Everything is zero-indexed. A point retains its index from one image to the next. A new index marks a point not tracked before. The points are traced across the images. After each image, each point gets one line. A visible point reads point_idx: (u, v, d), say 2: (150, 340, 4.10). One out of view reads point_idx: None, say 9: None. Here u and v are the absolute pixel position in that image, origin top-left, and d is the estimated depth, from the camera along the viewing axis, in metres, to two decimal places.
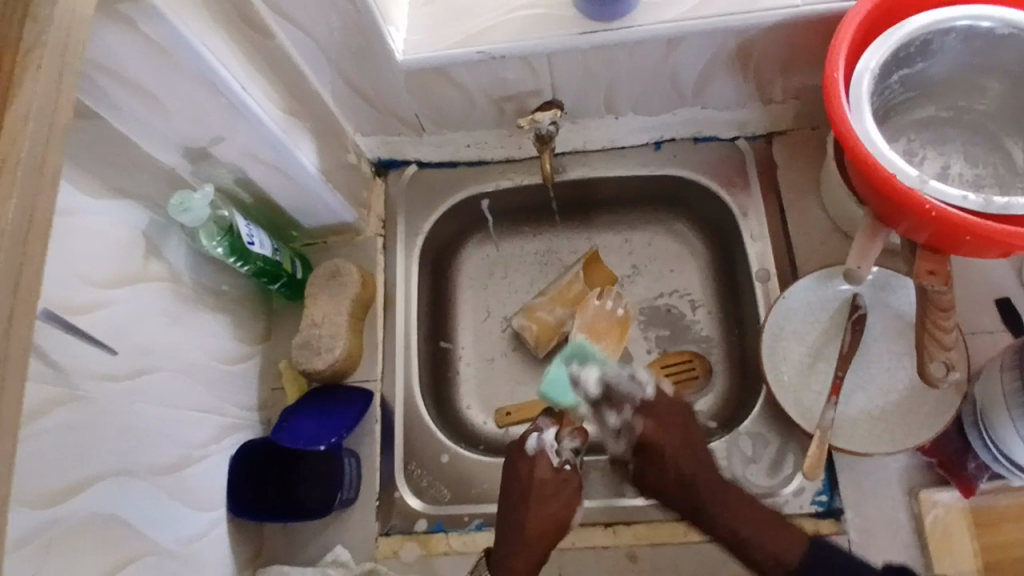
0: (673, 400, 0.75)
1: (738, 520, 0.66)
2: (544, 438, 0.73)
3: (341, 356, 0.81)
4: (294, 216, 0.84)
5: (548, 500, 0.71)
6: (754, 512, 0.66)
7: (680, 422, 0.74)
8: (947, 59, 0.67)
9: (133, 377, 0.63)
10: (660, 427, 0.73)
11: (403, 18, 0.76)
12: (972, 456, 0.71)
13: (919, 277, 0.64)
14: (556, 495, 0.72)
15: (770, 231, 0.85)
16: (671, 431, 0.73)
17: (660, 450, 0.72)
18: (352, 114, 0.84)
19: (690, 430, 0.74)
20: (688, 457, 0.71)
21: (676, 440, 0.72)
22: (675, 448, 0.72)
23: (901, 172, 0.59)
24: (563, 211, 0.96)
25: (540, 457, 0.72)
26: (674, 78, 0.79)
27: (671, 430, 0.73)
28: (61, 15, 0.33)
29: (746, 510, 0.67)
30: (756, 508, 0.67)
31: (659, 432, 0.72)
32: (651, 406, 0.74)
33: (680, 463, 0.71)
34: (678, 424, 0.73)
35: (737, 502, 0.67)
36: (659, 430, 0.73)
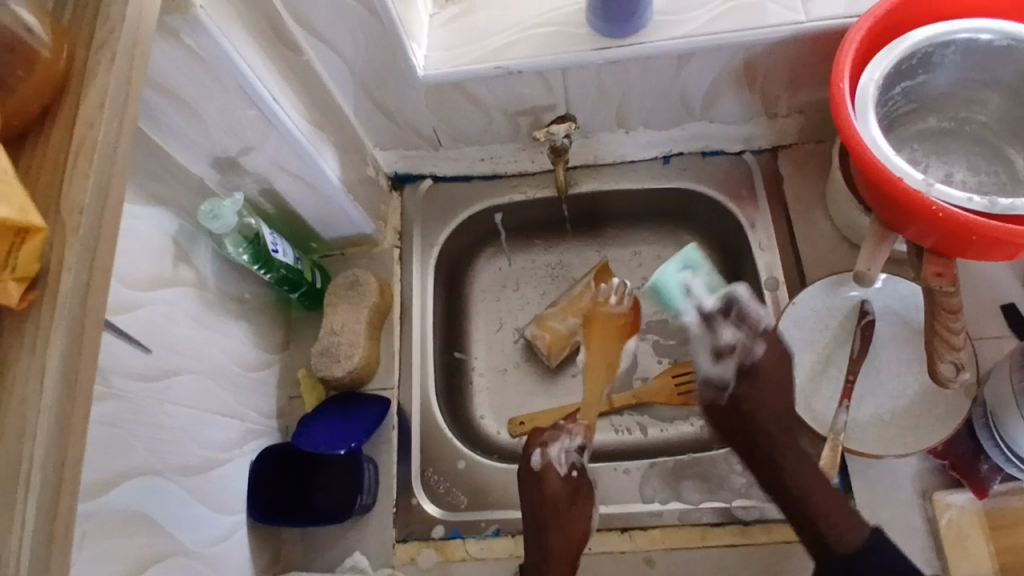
0: (782, 353, 0.76)
1: (812, 488, 0.68)
2: (546, 454, 0.80)
3: (360, 363, 0.83)
4: (314, 226, 0.86)
5: (566, 512, 0.76)
6: (824, 491, 0.67)
7: (788, 371, 0.75)
8: (947, 72, 0.70)
9: (162, 378, 0.65)
10: (778, 364, 0.75)
11: (425, 35, 0.79)
12: (983, 458, 0.73)
13: (927, 279, 0.66)
14: (575, 506, 0.77)
15: (778, 241, 0.87)
16: (773, 382, 0.74)
17: (761, 372, 0.75)
18: (372, 129, 0.86)
19: (786, 390, 0.75)
20: (780, 400, 0.74)
21: (774, 390, 0.74)
22: (773, 391, 0.74)
23: (906, 175, 0.62)
24: (574, 225, 0.98)
25: (547, 472, 0.78)
26: (684, 94, 0.82)
27: (782, 378, 0.75)
28: (131, 11, 0.36)
29: (826, 493, 0.67)
30: (812, 466, 0.70)
31: (771, 361, 0.75)
32: (770, 359, 0.75)
33: (764, 411, 0.73)
34: (778, 366, 0.75)
35: (801, 472, 0.69)
36: (772, 368, 0.75)
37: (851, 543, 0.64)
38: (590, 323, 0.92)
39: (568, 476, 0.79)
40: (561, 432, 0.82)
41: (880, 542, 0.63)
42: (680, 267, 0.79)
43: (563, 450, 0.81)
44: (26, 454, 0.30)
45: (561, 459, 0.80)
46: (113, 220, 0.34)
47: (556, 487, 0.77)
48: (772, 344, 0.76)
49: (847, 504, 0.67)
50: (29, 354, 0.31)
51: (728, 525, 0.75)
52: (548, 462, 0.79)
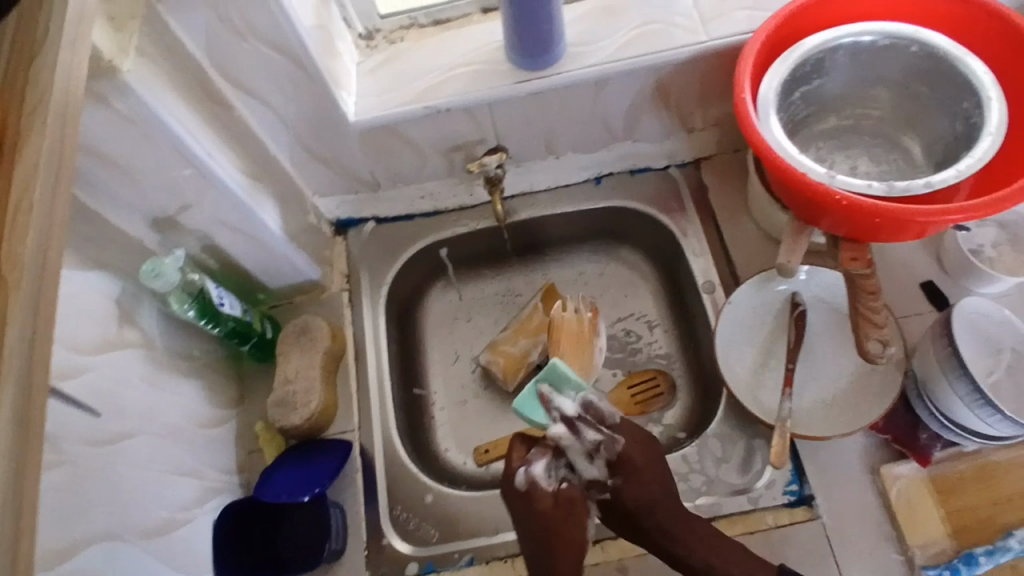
0: (636, 431, 0.76)
1: (716, 557, 0.71)
2: (532, 471, 0.71)
3: (317, 409, 0.83)
4: (259, 277, 0.87)
5: (567, 529, 0.70)
6: (709, 573, 0.70)
7: (656, 462, 0.75)
8: (839, 75, 0.77)
9: (114, 442, 0.64)
10: (639, 455, 0.74)
11: (353, 82, 0.81)
12: (922, 428, 0.77)
13: (845, 265, 0.71)
14: (572, 518, 0.71)
15: (709, 246, 0.91)
16: (643, 461, 0.74)
17: (629, 466, 0.73)
18: (309, 177, 0.88)
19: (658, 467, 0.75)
20: (661, 486, 0.73)
21: (648, 459, 0.74)
22: (644, 470, 0.73)
23: (810, 170, 0.67)
24: (518, 251, 1.01)
25: (533, 489, 0.71)
26: (605, 117, 0.86)
27: (641, 451, 0.74)
28: (61, 77, 0.37)
29: (727, 559, 0.71)
30: (707, 528, 0.73)
31: (632, 450, 0.74)
32: (628, 445, 0.74)
33: (654, 493, 0.73)
34: (642, 444, 0.75)
35: (702, 563, 0.71)
36: (627, 482, 0.73)
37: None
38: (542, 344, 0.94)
39: (562, 491, 0.71)
40: (545, 449, 0.72)
41: (790, 574, 0.71)
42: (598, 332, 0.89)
43: (552, 466, 0.72)
44: None
45: (549, 477, 0.72)
46: (55, 273, 0.36)
47: (542, 497, 0.70)
48: (628, 444, 0.74)
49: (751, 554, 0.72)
50: None
51: None
52: (533, 473, 0.71)
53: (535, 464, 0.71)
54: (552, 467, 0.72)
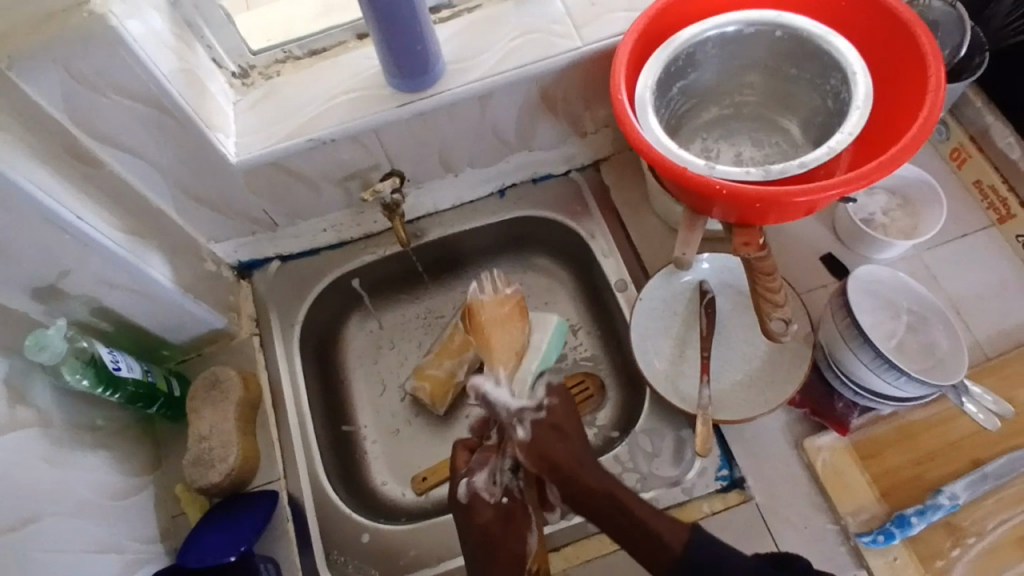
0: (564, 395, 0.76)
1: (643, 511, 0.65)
2: (472, 484, 0.74)
3: (237, 462, 0.79)
4: (161, 334, 0.83)
5: (507, 532, 0.72)
6: (630, 521, 0.64)
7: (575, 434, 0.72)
8: (711, 66, 0.79)
9: (14, 530, 0.60)
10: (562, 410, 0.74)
11: (232, 122, 0.79)
12: (837, 397, 0.80)
13: (739, 250, 0.72)
14: (506, 526, 0.73)
15: (617, 245, 0.92)
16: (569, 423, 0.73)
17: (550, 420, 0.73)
18: (202, 224, 0.85)
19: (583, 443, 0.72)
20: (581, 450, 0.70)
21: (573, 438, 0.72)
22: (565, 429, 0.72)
23: (690, 163, 0.68)
24: (432, 272, 1.00)
25: (476, 500, 0.73)
26: (497, 129, 0.86)
27: (568, 416, 0.74)
28: None
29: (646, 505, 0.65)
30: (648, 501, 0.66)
31: (558, 410, 0.74)
32: (554, 402, 0.75)
33: (576, 453, 0.70)
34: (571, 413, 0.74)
35: (625, 510, 0.65)
36: (544, 435, 0.71)
37: (672, 550, 0.62)
38: (466, 362, 0.93)
39: (500, 502, 0.73)
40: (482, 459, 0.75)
41: (700, 537, 0.63)
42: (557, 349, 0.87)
43: (494, 474, 0.74)
44: None
45: (490, 486, 0.74)
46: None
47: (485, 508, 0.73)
48: (552, 401, 0.75)
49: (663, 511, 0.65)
50: None
51: None
52: (475, 487, 0.74)
53: (474, 477, 0.74)
54: (491, 477, 0.75)
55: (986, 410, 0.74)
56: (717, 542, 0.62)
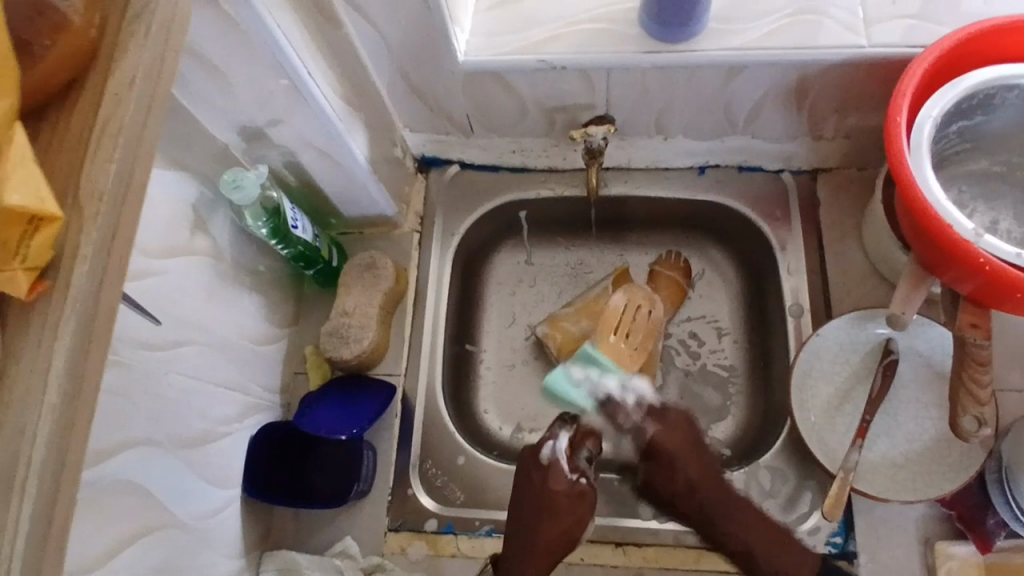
0: (687, 421, 0.78)
1: (753, 535, 0.71)
2: (557, 448, 0.75)
3: (369, 347, 0.81)
4: (336, 203, 0.85)
5: (561, 517, 0.72)
6: (762, 535, 0.71)
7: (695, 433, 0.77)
8: (1004, 116, 0.67)
9: (171, 347, 0.64)
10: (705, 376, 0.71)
11: (469, 17, 0.76)
12: (991, 512, 0.71)
13: (961, 329, 0.64)
14: (570, 513, 0.73)
15: (807, 267, 0.84)
16: (682, 448, 0.76)
17: (669, 455, 0.75)
18: (402, 108, 0.84)
19: (702, 460, 0.76)
20: (697, 467, 0.75)
21: (692, 458, 0.75)
22: (685, 456, 0.75)
23: (956, 222, 0.59)
24: (599, 227, 0.96)
25: (554, 466, 0.74)
26: (730, 105, 0.79)
27: None
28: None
29: (762, 537, 0.71)
30: (759, 519, 0.72)
31: (667, 439, 0.76)
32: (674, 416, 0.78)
33: (692, 475, 0.74)
34: (687, 449, 0.76)
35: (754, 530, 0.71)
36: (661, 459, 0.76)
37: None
38: None
39: (574, 457, 0.75)
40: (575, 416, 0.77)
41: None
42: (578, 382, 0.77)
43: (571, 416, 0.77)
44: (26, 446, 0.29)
45: (551, 451, 0.74)
46: (136, 202, 0.33)
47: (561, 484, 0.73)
48: (669, 426, 0.77)
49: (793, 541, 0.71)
50: (34, 356, 0.29)
51: (724, 550, 0.74)
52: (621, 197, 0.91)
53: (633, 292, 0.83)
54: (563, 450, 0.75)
55: None
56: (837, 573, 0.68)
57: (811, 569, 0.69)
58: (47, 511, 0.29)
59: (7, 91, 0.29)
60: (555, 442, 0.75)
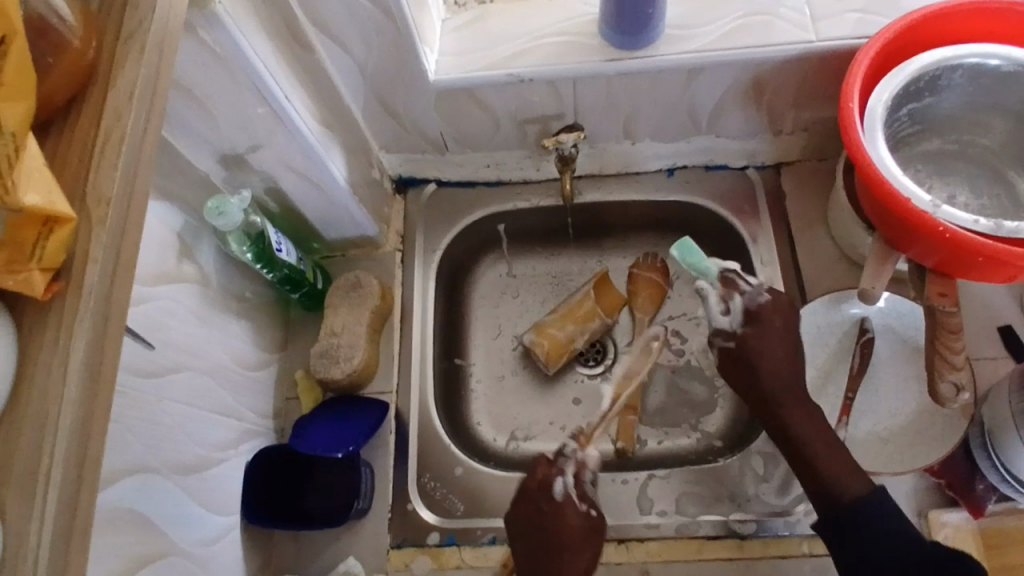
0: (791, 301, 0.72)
1: (823, 455, 0.64)
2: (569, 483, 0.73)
3: (359, 365, 0.82)
4: (318, 227, 0.86)
5: (582, 549, 0.69)
6: (843, 458, 0.64)
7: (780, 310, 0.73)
8: (949, 97, 0.71)
9: (163, 374, 0.64)
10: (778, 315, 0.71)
11: (438, 39, 0.80)
12: (979, 477, 0.73)
13: (930, 298, 0.67)
14: (591, 545, 0.70)
15: (779, 256, 0.88)
16: (778, 328, 0.71)
17: (750, 363, 0.70)
18: (377, 130, 0.86)
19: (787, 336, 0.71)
20: (784, 348, 0.70)
21: (781, 332, 0.71)
22: (770, 361, 0.69)
23: (914, 195, 0.62)
24: (576, 235, 0.99)
25: (568, 502, 0.72)
26: (693, 107, 0.82)
27: (783, 323, 0.71)
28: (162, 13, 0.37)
29: (822, 441, 0.65)
30: (823, 427, 0.67)
31: (760, 341, 0.70)
32: (773, 306, 0.72)
33: (773, 350, 0.70)
34: (782, 326, 0.71)
35: (825, 456, 0.64)
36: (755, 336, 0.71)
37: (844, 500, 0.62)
38: (589, 331, 0.92)
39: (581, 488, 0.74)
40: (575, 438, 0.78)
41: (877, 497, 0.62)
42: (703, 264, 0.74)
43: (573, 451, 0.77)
44: (47, 443, 0.32)
45: (562, 486, 0.73)
46: (139, 213, 0.36)
47: (575, 519, 0.71)
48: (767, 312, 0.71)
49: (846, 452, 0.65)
50: (53, 352, 0.32)
51: (724, 538, 0.75)
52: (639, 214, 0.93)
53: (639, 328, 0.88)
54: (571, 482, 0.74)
55: None
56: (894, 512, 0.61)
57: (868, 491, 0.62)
58: (71, 500, 0.32)
59: (22, 101, 0.31)
60: (563, 477, 0.73)
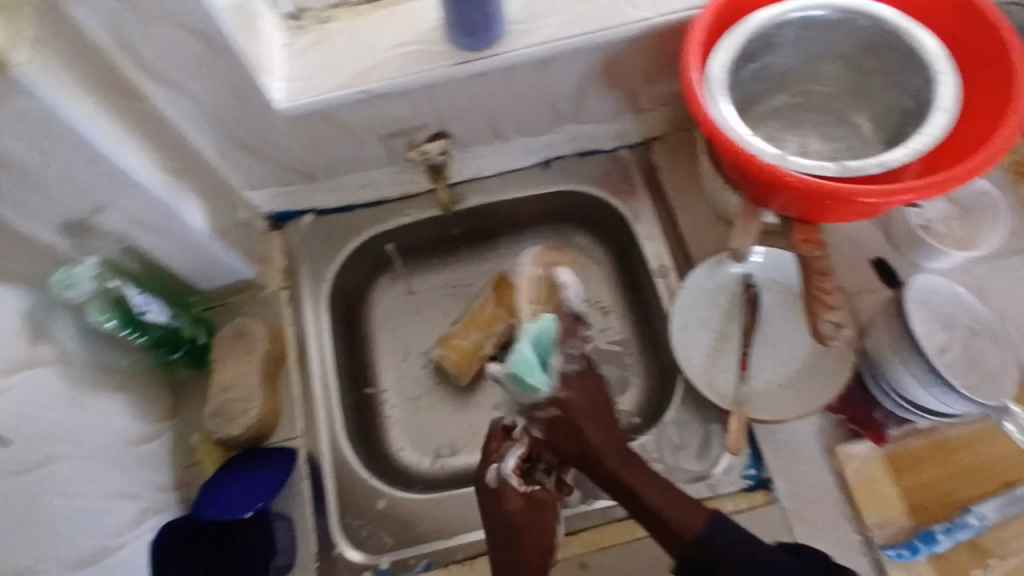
0: (585, 376, 0.74)
1: (648, 493, 0.68)
2: (503, 470, 0.71)
3: (258, 416, 0.78)
4: (190, 279, 0.82)
5: (534, 528, 0.70)
6: (672, 496, 0.68)
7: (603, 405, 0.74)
8: (785, 53, 0.74)
9: (32, 470, 0.59)
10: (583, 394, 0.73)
11: (282, 66, 0.75)
12: (877, 407, 0.76)
13: (797, 247, 0.69)
14: (544, 519, 0.71)
15: (661, 229, 0.89)
16: (585, 402, 0.73)
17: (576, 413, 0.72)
18: (237, 168, 0.82)
19: (606, 418, 0.73)
20: (600, 426, 0.72)
21: (591, 403, 0.73)
22: (590, 423, 0.72)
23: (759, 151, 0.64)
24: (466, 241, 0.97)
25: (505, 487, 0.71)
26: (552, 96, 0.82)
27: (592, 403, 0.73)
28: None
29: (663, 494, 0.68)
30: (663, 484, 0.69)
31: (575, 402, 0.72)
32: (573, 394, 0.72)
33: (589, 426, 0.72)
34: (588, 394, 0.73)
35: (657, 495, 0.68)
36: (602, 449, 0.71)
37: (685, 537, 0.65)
38: (495, 335, 0.91)
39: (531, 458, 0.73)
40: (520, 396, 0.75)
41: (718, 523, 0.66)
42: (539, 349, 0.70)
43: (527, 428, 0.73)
44: None
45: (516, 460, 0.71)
46: None
47: (519, 500, 0.70)
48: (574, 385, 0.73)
49: (684, 496, 0.69)
50: None
51: None
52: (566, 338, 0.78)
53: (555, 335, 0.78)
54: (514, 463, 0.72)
55: None
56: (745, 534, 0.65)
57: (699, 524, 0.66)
58: None
59: None
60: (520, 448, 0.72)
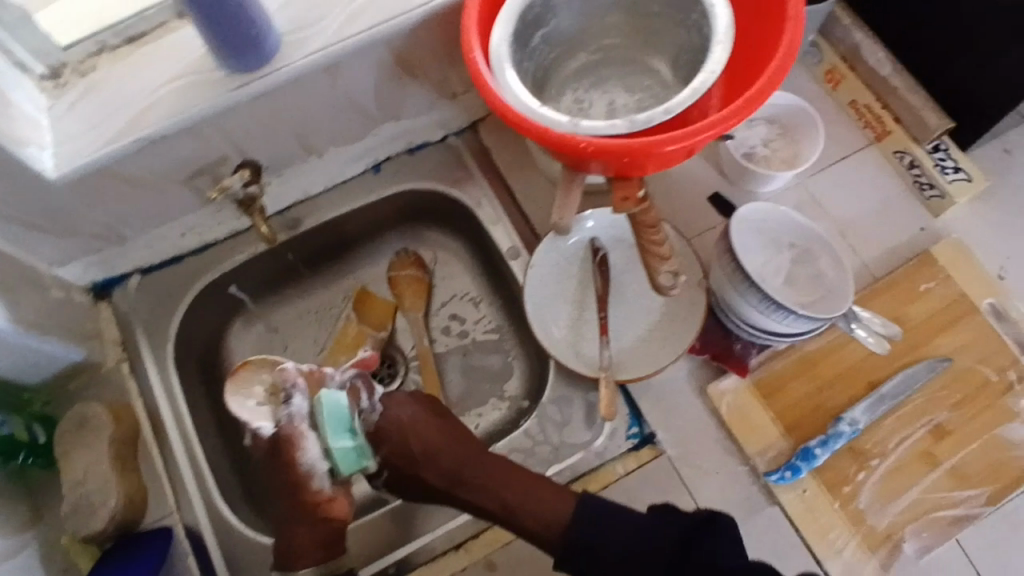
0: (419, 399, 0.74)
1: (515, 498, 0.67)
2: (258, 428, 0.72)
3: (119, 505, 0.73)
4: (11, 377, 0.76)
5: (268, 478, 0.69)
6: (540, 491, 0.67)
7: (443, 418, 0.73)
8: (568, 14, 0.73)
9: None
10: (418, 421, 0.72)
11: (46, 131, 0.68)
12: (735, 339, 0.78)
13: (619, 207, 0.68)
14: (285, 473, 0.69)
15: (504, 210, 0.88)
16: (416, 425, 0.71)
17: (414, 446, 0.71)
18: (32, 248, 0.76)
19: (453, 433, 0.72)
20: (448, 440, 0.71)
21: (431, 425, 0.72)
22: (436, 443, 0.71)
23: (553, 121, 0.63)
24: (317, 264, 0.94)
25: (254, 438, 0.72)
26: (354, 100, 0.79)
27: (433, 424, 0.72)
28: None
29: (525, 490, 0.68)
30: (520, 476, 0.69)
31: (408, 427, 0.71)
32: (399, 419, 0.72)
33: (434, 446, 0.71)
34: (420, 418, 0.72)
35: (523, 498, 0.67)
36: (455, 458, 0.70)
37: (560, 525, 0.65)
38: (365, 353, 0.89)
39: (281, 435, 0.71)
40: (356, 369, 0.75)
41: (589, 504, 0.66)
42: (350, 429, 0.69)
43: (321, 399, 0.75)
44: None
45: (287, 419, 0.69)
46: None
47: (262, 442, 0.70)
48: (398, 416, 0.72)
49: (551, 484, 0.69)
50: None
51: None
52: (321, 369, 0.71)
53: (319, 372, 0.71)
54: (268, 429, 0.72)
55: (874, 334, 0.77)
56: (608, 505, 0.66)
57: (569, 513, 0.66)
58: None
59: None
60: (290, 406, 0.69)
